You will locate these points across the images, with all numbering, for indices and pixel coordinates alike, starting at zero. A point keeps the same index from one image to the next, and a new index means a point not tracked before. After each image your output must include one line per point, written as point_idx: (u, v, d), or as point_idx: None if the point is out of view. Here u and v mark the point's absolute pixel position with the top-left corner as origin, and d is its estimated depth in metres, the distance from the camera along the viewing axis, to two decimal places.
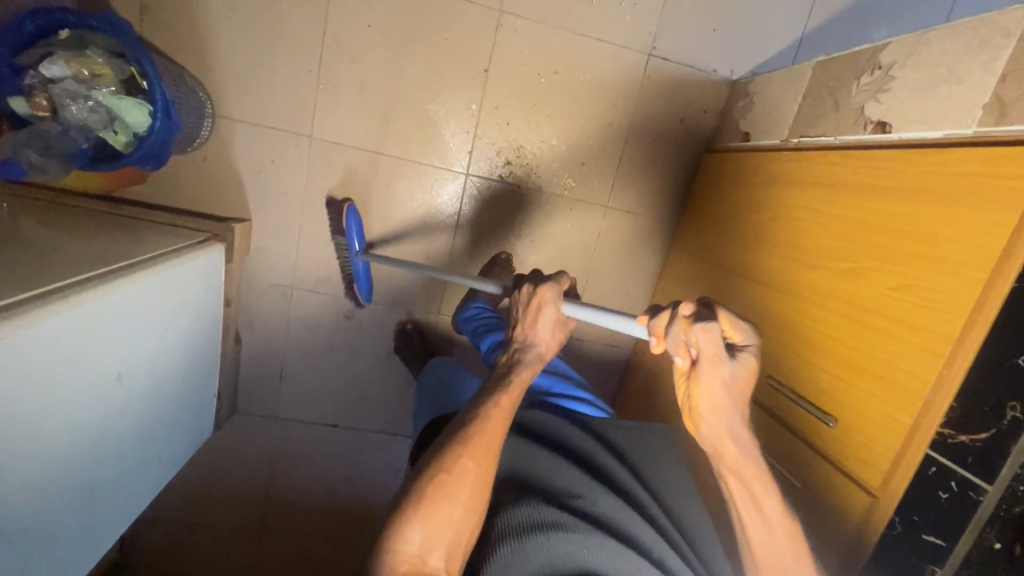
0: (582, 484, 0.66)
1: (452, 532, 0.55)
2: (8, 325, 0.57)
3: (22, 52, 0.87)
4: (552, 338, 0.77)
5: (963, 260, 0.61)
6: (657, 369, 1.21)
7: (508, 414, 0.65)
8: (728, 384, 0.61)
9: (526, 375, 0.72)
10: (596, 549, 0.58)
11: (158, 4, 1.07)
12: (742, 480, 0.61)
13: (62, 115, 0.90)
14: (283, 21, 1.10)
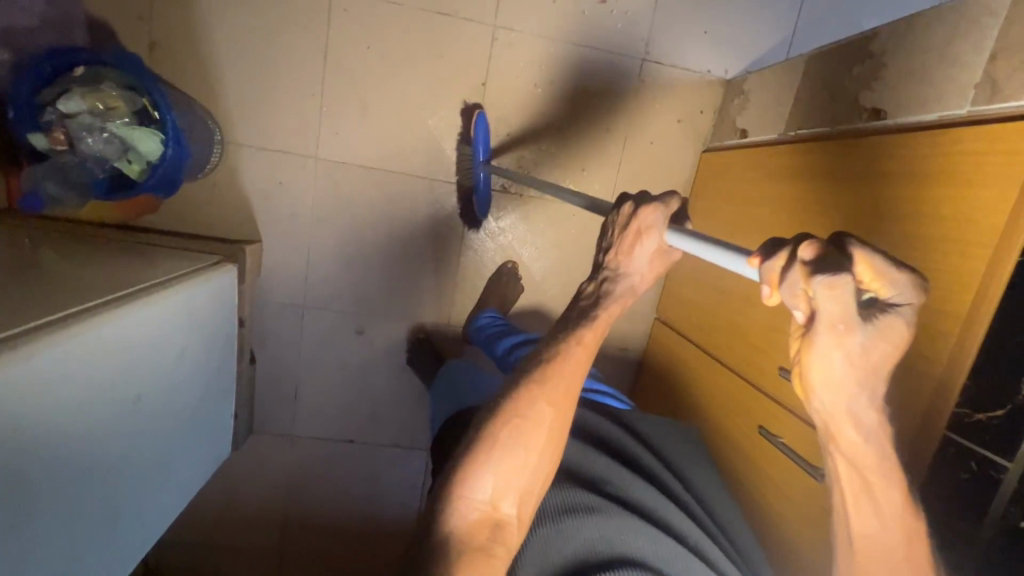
0: (616, 473, 0.68)
1: (524, 480, 0.57)
2: (31, 347, 0.60)
3: (41, 89, 0.91)
4: (651, 270, 0.63)
5: (969, 237, 0.61)
6: (670, 370, 1.21)
7: (588, 359, 0.61)
8: (853, 355, 0.46)
9: (611, 315, 0.63)
10: (637, 533, 0.59)
11: (166, 39, 1.11)
12: (852, 459, 0.54)
13: (79, 148, 0.93)
14: (286, 48, 1.14)
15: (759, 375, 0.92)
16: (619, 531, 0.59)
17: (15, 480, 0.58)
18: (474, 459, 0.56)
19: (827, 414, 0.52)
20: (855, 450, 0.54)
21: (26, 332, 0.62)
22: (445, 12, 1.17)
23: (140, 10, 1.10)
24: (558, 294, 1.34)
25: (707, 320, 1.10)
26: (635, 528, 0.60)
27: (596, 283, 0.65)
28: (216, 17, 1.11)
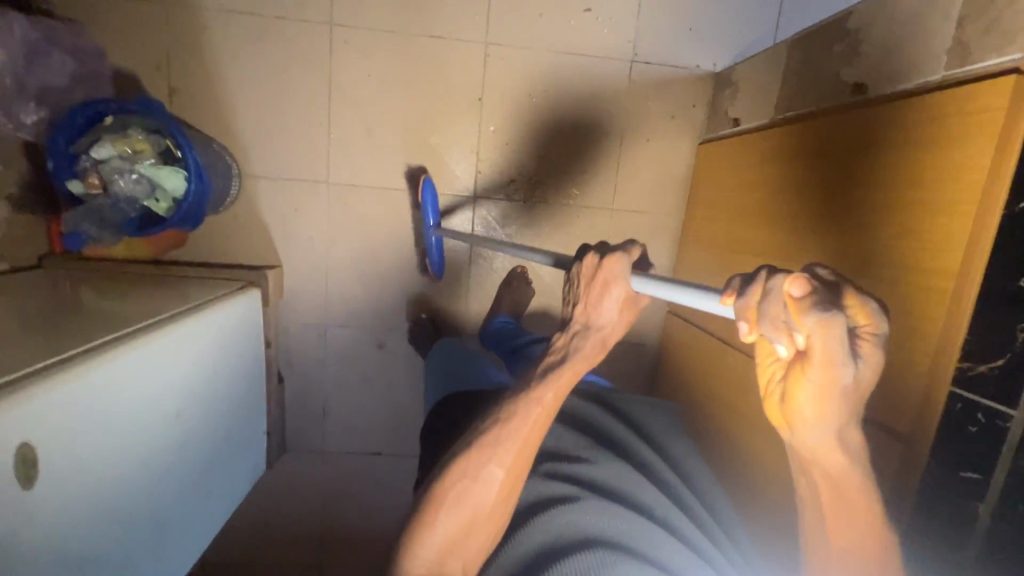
0: (608, 468, 0.72)
1: (467, 540, 0.60)
2: (73, 370, 0.66)
3: (76, 140, 0.99)
4: (618, 322, 0.62)
5: (952, 196, 0.62)
6: (686, 360, 1.22)
7: (545, 416, 0.62)
8: (841, 389, 0.46)
9: (577, 368, 0.62)
10: (624, 522, 0.63)
11: (185, 86, 1.20)
12: (833, 489, 0.53)
13: (112, 190, 1.01)
14: (293, 83, 1.22)
15: None
16: (606, 518, 0.63)
17: (60, 492, 0.64)
18: (422, 518, 0.59)
19: (803, 443, 0.52)
20: (835, 480, 0.53)
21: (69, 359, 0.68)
22: (439, 34, 1.24)
23: (159, 61, 1.19)
24: None
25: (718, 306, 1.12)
26: (624, 518, 0.63)
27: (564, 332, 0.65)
28: (228, 61, 1.20)
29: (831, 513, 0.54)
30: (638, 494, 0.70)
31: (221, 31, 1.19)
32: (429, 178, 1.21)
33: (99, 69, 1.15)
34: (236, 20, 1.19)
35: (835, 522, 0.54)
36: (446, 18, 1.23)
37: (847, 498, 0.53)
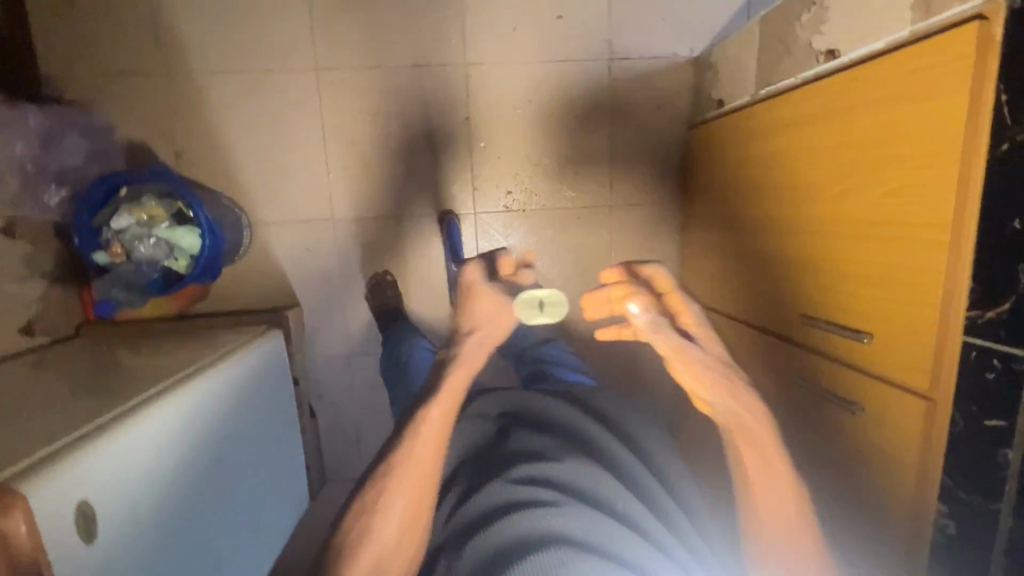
0: (576, 472, 0.69)
1: (405, 532, 0.63)
2: (118, 429, 0.70)
3: (97, 214, 1.06)
4: (494, 322, 0.66)
5: (934, 150, 0.63)
6: None
7: (439, 437, 0.64)
8: (699, 369, 0.62)
9: (462, 373, 0.65)
10: (583, 522, 0.62)
11: (189, 148, 1.27)
12: (759, 454, 0.63)
13: (134, 255, 1.07)
14: (288, 131, 1.28)
15: (782, 327, 0.94)
16: (561, 518, 0.62)
17: (117, 546, 0.68)
18: (339, 557, 0.62)
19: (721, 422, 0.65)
20: (755, 448, 0.64)
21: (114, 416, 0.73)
22: (420, 63, 1.28)
23: (163, 127, 1.25)
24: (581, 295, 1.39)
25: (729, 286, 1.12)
26: (582, 518, 0.62)
27: (448, 345, 0.70)
28: (226, 118, 1.26)
29: (761, 492, 0.64)
30: (606, 497, 0.67)
31: (216, 91, 1.25)
32: (453, 216, 1.31)
33: (108, 142, 1.22)
34: (229, 79, 1.25)
35: (765, 488, 0.64)
36: (424, 46, 1.28)
37: (773, 461, 0.64)
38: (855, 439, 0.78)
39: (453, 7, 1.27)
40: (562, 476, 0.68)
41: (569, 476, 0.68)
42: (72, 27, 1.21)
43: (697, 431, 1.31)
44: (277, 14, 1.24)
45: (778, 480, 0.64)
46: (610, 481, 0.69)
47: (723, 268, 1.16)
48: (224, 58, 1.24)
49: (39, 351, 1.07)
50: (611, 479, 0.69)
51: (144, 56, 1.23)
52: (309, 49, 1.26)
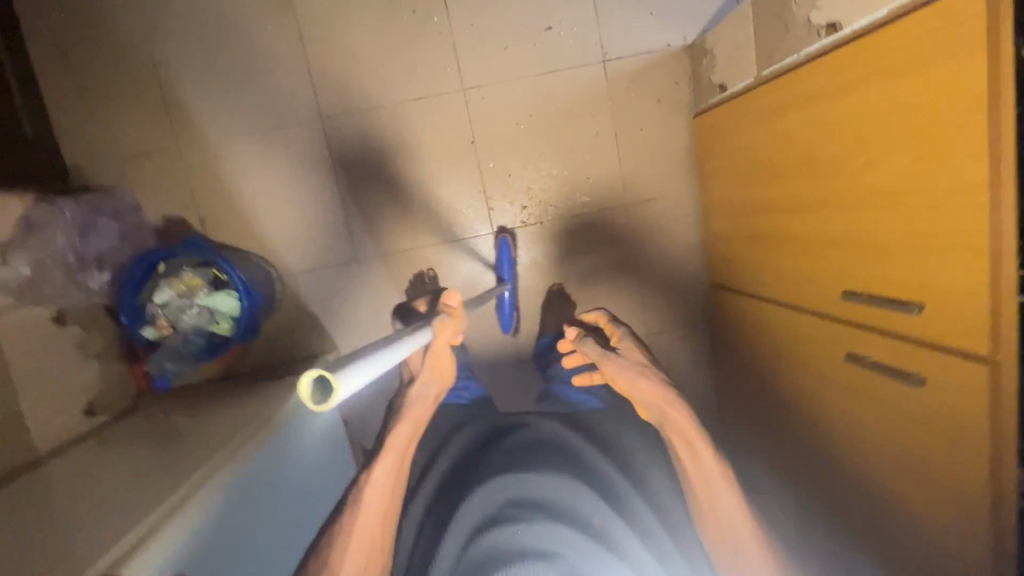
0: (543, 480, 0.76)
1: (380, 534, 0.77)
2: (178, 513, 0.76)
3: (139, 292, 1.10)
4: (433, 376, 0.92)
5: (956, 113, 0.62)
6: (750, 327, 1.21)
7: (383, 482, 0.79)
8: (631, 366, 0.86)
9: (420, 412, 0.88)
10: (531, 524, 0.69)
11: (213, 213, 1.31)
12: (683, 435, 0.80)
13: (180, 326, 1.11)
14: (304, 182, 1.31)
15: (823, 305, 0.94)
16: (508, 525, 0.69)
17: None
18: None
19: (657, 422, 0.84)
20: (679, 432, 0.80)
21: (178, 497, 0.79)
22: (419, 96, 1.31)
23: (185, 198, 1.30)
24: (611, 297, 1.41)
25: (763, 268, 1.11)
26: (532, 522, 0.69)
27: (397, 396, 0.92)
28: (243, 179, 1.30)
29: (690, 477, 0.78)
30: (569, 504, 0.73)
31: (231, 156, 1.30)
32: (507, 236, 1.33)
33: (139, 222, 1.27)
34: (240, 142, 1.29)
35: (689, 467, 0.79)
36: (421, 78, 1.30)
37: (693, 438, 0.79)
38: (916, 410, 0.77)
39: (443, 37, 1.29)
40: (546, 493, 0.75)
41: (537, 487, 0.76)
42: (89, 117, 1.26)
43: (747, 414, 1.32)
44: (277, 72, 1.28)
45: (699, 467, 0.78)
46: (567, 480, 0.76)
47: (753, 250, 1.15)
48: (234, 123, 1.29)
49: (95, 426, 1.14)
50: (572, 482, 0.76)
51: (159, 133, 1.28)
52: (312, 100, 1.29)
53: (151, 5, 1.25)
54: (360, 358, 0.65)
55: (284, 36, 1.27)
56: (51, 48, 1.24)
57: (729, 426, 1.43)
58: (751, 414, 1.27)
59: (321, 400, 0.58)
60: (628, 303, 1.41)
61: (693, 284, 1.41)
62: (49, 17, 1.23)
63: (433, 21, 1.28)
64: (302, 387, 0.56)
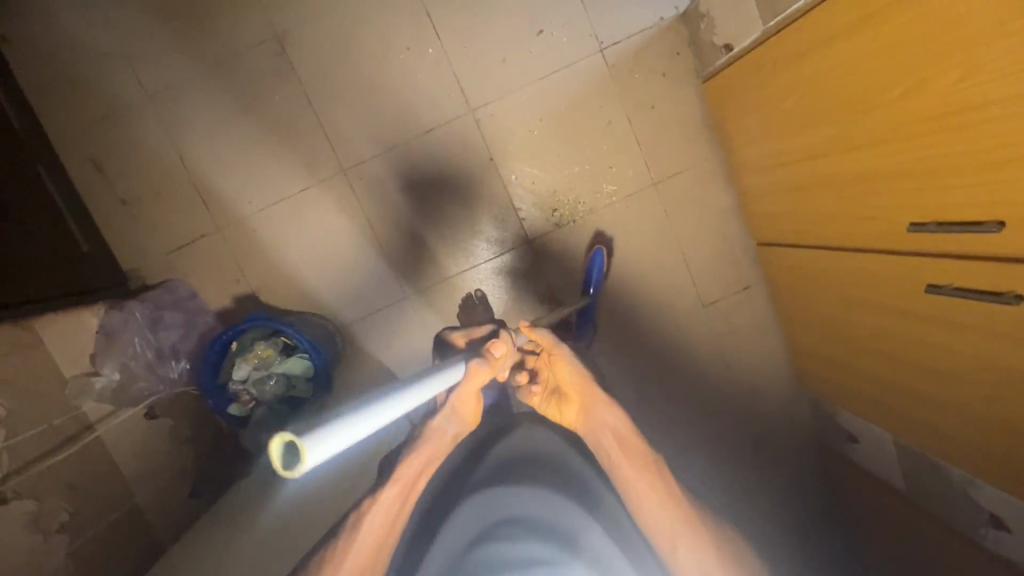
0: (519, 494, 0.73)
1: (373, 560, 0.74)
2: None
3: (219, 372, 1.15)
4: (456, 414, 0.89)
5: (996, 23, 0.62)
6: (812, 277, 1.19)
7: (392, 503, 0.78)
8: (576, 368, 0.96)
9: (434, 447, 0.86)
10: (505, 547, 0.66)
11: (264, 284, 1.35)
12: (624, 439, 0.85)
13: (262, 397, 1.16)
14: (340, 234, 1.36)
15: (892, 241, 0.92)
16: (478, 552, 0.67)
17: None
18: None
19: (591, 439, 0.88)
20: (620, 436, 0.86)
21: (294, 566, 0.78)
22: (431, 126, 1.34)
23: (236, 274, 1.35)
24: (658, 277, 1.41)
25: (812, 215, 1.10)
26: (504, 545, 0.67)
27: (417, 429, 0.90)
28: (284, 245, 1.35)
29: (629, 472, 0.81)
30: (551, 515, 0.71)
31: (268, 226, 1.35)
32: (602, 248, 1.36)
33: (200, 307, 1.31)
34: (274, 210, 1.35)
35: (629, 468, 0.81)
36: (429, 110, 1.33)
37: (632, 446, 0.84)
38: (1015, 330, 0.76)
39: (442, 66, 1.31)
40: (527, 507, 0.72)
41: (512, 503, 0.72)
42: (133, 219, 1.33)
43: (823, 363, 1.29)
44: (294, 137, 1.33)
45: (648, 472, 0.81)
46: (542, 492, 0.73)
47: (797, 200, 1.13)
48: (265, 195, 1.34)
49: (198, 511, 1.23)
50: (551, 493, 0.73)
51: (198, 219, 1.34)
52: (331, 156, 1.34)
53: (167, 102, 1.31)
54: (346, 413, 0.59)
55: (293, 102, 1.31)
56: (87, 164, 1.31)
57: (808, 378, 1.39)
58: (832, 362, 1.25)
59: (292, 463, 0.53)
60: (676, 279, 1.41)
61: (737, 247, 1.40)
62: (79, 136, 1.31)
63: (429, 52, 1.30)
64: (269, 453, 0.52)
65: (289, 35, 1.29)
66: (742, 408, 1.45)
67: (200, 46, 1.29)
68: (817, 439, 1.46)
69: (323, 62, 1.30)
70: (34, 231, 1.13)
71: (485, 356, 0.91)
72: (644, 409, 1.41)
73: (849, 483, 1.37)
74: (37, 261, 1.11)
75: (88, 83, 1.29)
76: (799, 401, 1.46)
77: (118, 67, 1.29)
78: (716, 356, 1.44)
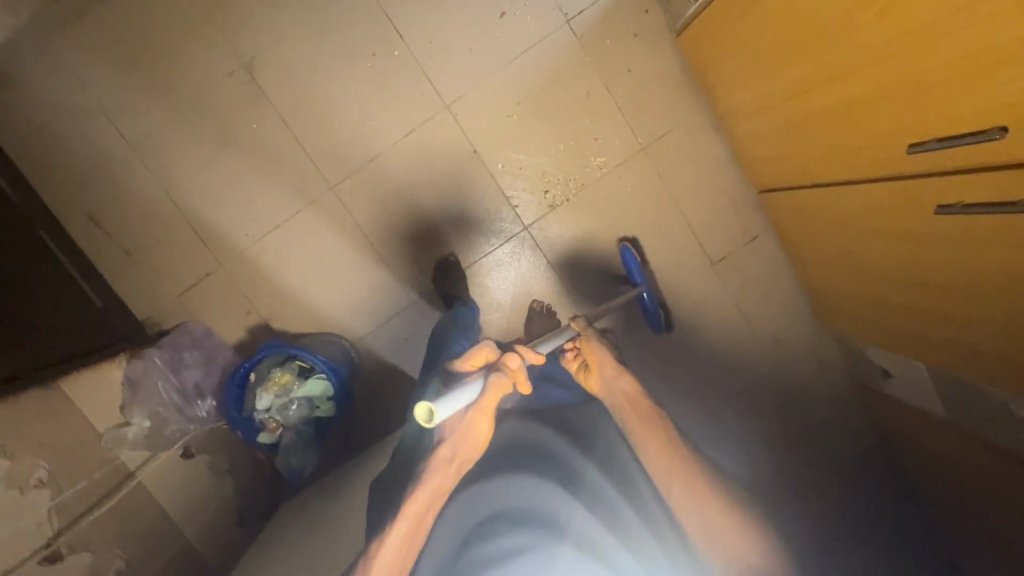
0: (507, 489, 0.98)
1: (406, 545, 0.86)
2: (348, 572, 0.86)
3: (243, 403, 1.17)
4: (462, 443, 0.92)
5: None
6: (820, 215, 1.15)
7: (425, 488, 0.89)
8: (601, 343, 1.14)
9: (440, 478, 0.90)
10: (509, 535, 0.92)
11: (274, 311, 1.37)
12: (634, 398, 1.06)
13: (289, 421, 1.18)
14: (338, 251, 1.36)
15: (892, 165, 0.89)
16: (484, 539, 0.93)
17: None
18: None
19: (609, 397, 1.09)
20: (631, 395, 1.07)
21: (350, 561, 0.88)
22: (408, 129, 1.33)
23: (246, 306, 1.36)
24: (662, 242, 1.38)
25: (809, 153, 1.06)
26: (501, 531, 0.93)
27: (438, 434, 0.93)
28: (287, 270, 1.36)
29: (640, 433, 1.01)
30: (544, 506, 0.96)
31: (268, 255, 1.36)
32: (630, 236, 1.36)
33: (216, 343, 1.33)
34: (272, 238, 1.36)
35: (640, 426, 1.02)
36: (405, 112, 1.32)
37: (641, 402, 1.05)
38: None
39: (410, 66, 1.30)
40: (525, 499, 0.97)
41: (503, 497, 0.97)
42: (139, 269, 1.35)
43: (845, 303, 1.25)
44: (278, 163, 1.33)
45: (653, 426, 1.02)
46: (525, 486, 0.98)
47: (792, 140, 1.09)
48: (260, 224, 1.35)
49: (246, 540, 1.26)
50: (540, 489, 0.98)
51: (201, 259, 1.36)
52: (318, 175, 1.34)
53: (150, 148, 1.31)
54: (463, 383, 0.89)
55: (271, 128, 1.32)
56: (85, 222, 1.33)
57: (832, 319, 1.36)
58: (854, 299, 1.21)
59: (429, 419, 0.84)
60: (681, 241, 1.38)
61: (738, 199, 1.37)
62: (70, 194, 1.31)
63: (395, 55, 1.29)
64: (417, 413, 0.84)
65: (255, 61, 1.28)
66: (768, 360, 1.42)
67: (171, 87, 1.29)
68: (848, 379, 1.43)
69: (293, 84, 1.30)
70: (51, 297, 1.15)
71: (502, 368, 0.92)
72: (667, 376, 1.40)
73: (886, 419, 1.34)
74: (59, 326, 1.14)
75: (69, 142, 1.29)
76: (825, 344, 1.42)
77: (96, 121, 1.29)
78: (735, 313, 1.41)
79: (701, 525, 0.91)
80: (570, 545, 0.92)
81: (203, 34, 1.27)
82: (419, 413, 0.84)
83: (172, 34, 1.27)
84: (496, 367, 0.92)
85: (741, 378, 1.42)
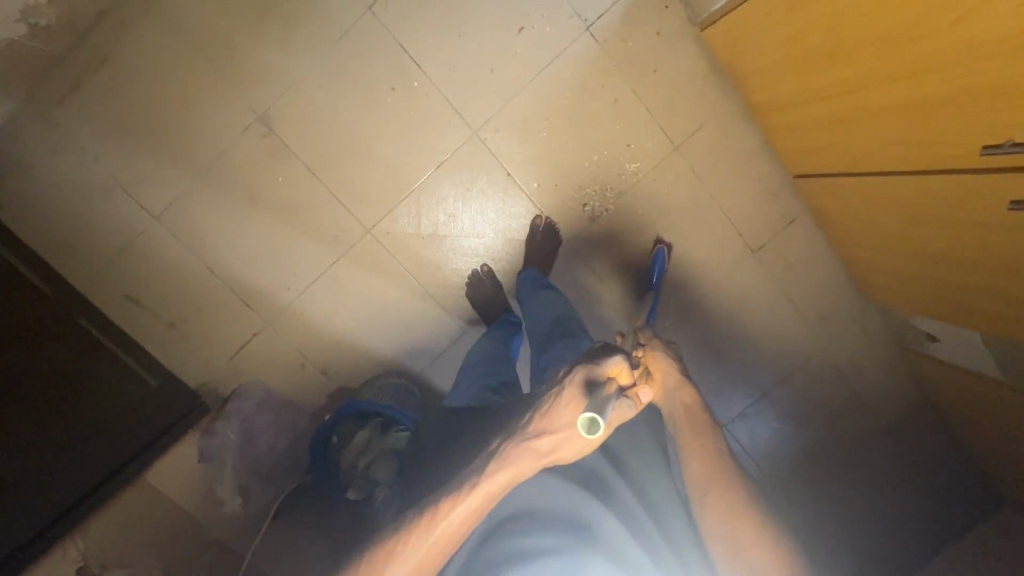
0: (542, 486, 0.80)
1: (460, 525, 0.76)
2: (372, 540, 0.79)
3: (328, 464, 1.22)
4: (562, 443, 0.78)
5: None
6: (865, 199, 1.16)
7: (500, 481, 0.77)
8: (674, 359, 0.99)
9: (528, 464, 0.77)
10: (538, 533, 0.74)
11: (328, 360, 1.36)
12: (693, 412, 0.91)
13: (372, 476, 1.14)
14: (384, 293, 1.35)
15: (946, 160, 0.93)
16: (505, 537, 0.76)
17: None
18: (384, 546, 0.76)
19: (665, 408, 0.93)
20: (690, 410, 0.91)
21: (380, 532, 0.80)
22: (439, 160, 1.29)
23: (300, 359, 1.35)
24: (699, 237, 1.38)
25: (855, 147, 1.08)
26: (523, 530, 0.75)
27: (532, 422, 0.81)
28: (334, 319, 1.35)
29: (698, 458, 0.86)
30: (582, 511, 0.77)
31: (315, 307, 1.33)
32: (663, 245, 1.34)
33: (274, 401, 1.32)
34: (317, 288, 1.33)
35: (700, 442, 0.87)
36: (433, 143, 1.28)
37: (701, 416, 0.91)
38: None
39: (432, 94, 1.26)
40: (573, 504, 0.78)
41: (536, 495, 0.80)
42: (185, 339, 1.30)
43: (887, 277, 1.29)
44: (308, 214, 1.29)
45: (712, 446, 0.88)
46: (561, 484, 0.81)
47: (836, 134, 1.10)
48: (301, 277, 1.32)
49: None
50: (576, 490, 0.80)
51: (246, 320, 1.32)
52: (354, 220, 1.31)
53: (178, 217, 1.27)
54: (603, 399, 0.77)
55: (298, 178, 1.27)
56: (121, 300, 1.27)
57: (874, 291, 1.39)
58: (899, 275, 1.24)
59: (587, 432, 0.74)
60: (722, 234, 1.39)
61: (773, 184, 1.38)
62: (106, 276, 1.26)
63: (416, 86, 1.25)
64: (580, 422, 0.74)
65: (272, 113, 1.24)
66: (813, 336, 1.46)
67: (193, 150, 1.24)
68: (891, 343, 1.48)
69: (312, 129, 1.25)
70: (97, 410, 1.13)
71: (630, 396, 0.81)
72: (722, 363, 1.45)
73: (928, 379, 1.40)
74: (110, 434, 1.15)
75: (94, 222, 1.24)
76: (868, 314, 1.46)
77: (115, 198, 1.24)
78: (779, 295, 1.43)
79: (728, 546, 0.79)
80: (604, 560, 0.72)
81: (216, 93, 1.22)
82: (581, 425, 0.74)
83: (187, 95, 1.21)
84: (624, 392, 0.81)
85: (792, 358, 1.46)
